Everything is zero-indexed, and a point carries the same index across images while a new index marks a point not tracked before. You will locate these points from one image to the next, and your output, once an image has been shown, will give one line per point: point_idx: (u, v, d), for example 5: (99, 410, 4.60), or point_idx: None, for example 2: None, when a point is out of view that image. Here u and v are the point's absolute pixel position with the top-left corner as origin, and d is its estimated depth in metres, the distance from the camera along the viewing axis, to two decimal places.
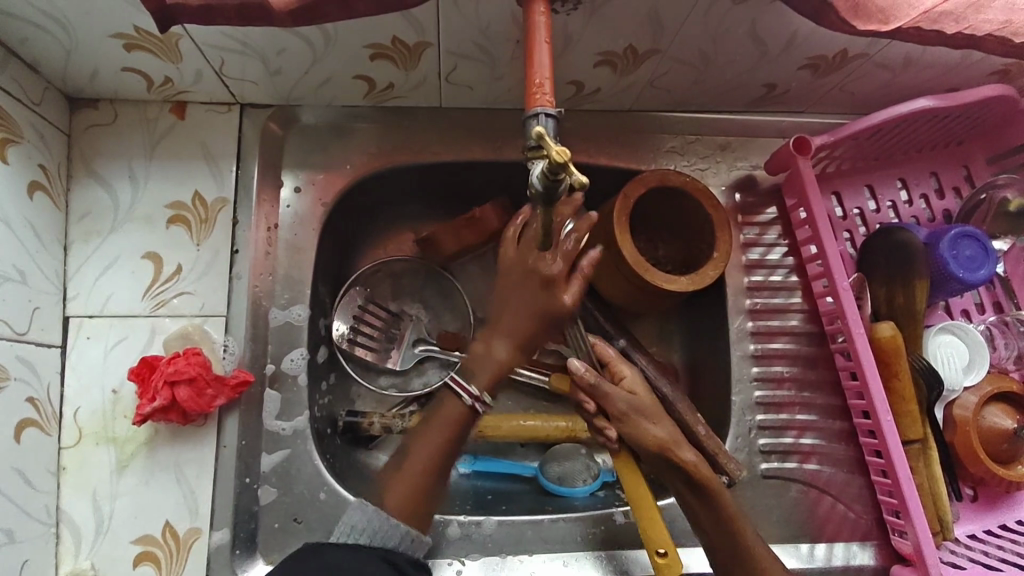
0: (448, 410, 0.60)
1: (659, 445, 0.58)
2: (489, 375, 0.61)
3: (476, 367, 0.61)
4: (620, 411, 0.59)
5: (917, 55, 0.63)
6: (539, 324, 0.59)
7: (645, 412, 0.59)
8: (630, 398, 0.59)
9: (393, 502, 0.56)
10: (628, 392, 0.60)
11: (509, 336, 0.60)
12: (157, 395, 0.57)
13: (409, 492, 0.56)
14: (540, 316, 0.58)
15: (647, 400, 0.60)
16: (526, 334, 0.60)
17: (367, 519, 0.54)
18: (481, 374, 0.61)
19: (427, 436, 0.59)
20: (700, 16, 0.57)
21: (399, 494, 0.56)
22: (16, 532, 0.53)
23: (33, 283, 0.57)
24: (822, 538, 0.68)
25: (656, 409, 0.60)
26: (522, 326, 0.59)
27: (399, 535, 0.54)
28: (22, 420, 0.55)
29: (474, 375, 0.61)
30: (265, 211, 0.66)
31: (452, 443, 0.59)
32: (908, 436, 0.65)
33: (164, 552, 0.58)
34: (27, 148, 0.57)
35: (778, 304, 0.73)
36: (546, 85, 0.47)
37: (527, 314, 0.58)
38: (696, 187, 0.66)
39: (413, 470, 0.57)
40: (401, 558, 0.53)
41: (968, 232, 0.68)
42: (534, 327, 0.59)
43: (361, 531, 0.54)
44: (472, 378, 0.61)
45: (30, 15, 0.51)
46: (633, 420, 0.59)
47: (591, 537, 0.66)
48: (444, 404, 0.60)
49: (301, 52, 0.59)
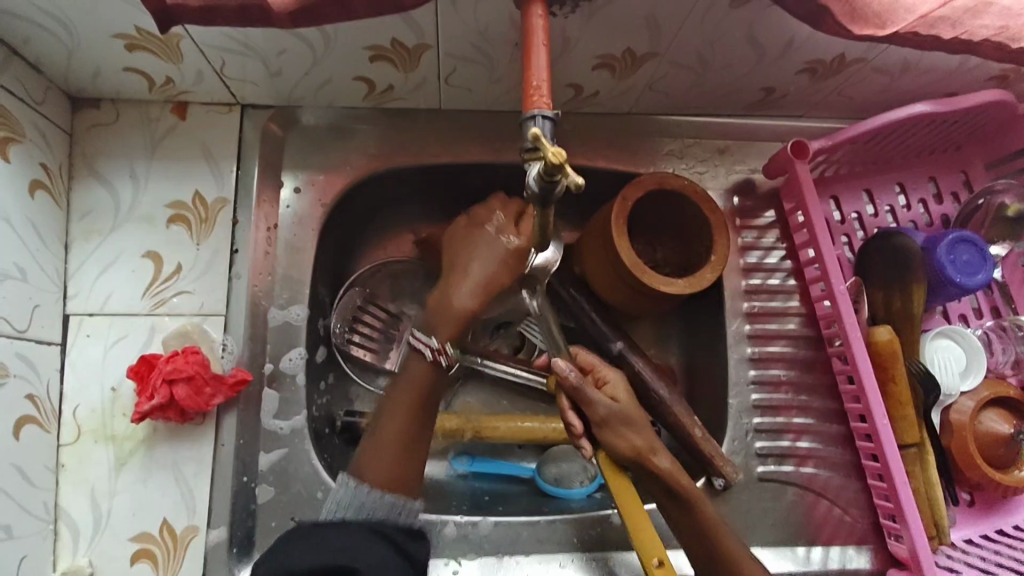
0: (414, 373, 0.60)
1: (635, 454, 0.55)
2: (452, 324, 0.62)
3: (442, 321, 0.62)
4: (601, 417, 0.55)
5: (914, 60, 0.64)
6: (502, 265, 0.62)
7: (627, 422, 0.56)
8: (612, 406, 0.56)
9: (372, 472, 0.56)
10: (611, 399, 0.57)
11: (472, 282, 0.62)
12: (155, 393, 0.58)
13: (388, 458, 0.57)
14: (503, 260, 0.62)
15: (628, 404, 0.57)
16: (494, 283, 0.62)
17: (352, 495, 0.55)
18: (445, 327, 0.62)
19: (397, 402, 0.59)
20: (697, 21, 0.57)
21: (376, 462, 0.56)
22: (14, 528, 0.53)
23: (34, 281, 0.58)
24: (818, 541, 0.68)
25: (638, 415, 0.57)
26: (487, 275, 0.62)
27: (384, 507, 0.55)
28: (22, 417, 0.55)
29: (437, 330, 0.61)
30: (265, 211, 0.67)
31: (423, 407, 0.60)
32: (904, 440, 0.65)
33: (162, 549, 0.59)
34: (28, 147, 0.58)
35: (776, 307, 0.73)
36: (542, 87, 0.47)
37: (488, 263, 0.62)
38: (694, 191, 0.66)
39: (388, 432, 0.58)
40: (392, 529, 0.54)
41: (965, 237, 0.69)
42: (499, 276, 0.62)
43: (347, 507, 0.55)
44: (435, 332, 0.62)
45: (32, 15, 0.52)
46: (613, 429, 0.56)
47: (587, 539, 0.66)
48: (410, 367, 0.61)
49: (301, 54, 0.59)
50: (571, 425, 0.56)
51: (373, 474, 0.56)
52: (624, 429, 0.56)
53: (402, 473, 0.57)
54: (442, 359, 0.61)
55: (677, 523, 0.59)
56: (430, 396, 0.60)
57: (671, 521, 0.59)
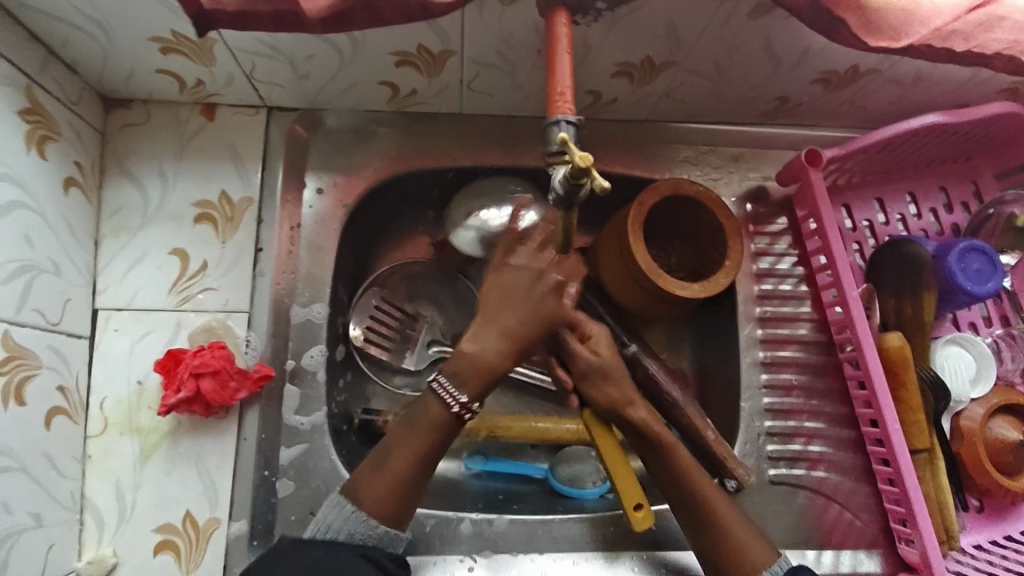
0: (431, 416, 0.57)
1: (613, 405, 0.59)
2: (477, 379, 0.58)
3: (466, 373, 0.58)
4: (581, 371, 0.59)
5: (927, 71, 0.65)
6: (539, 326, 0.59)
7: (603, 376, 0.59)
8: (593, 360, 0.59)
9: (371, 505, 0.55)
10: (593, 353, 0.60)
11: (508, 335, 0.58)
12: (182, 387, 0.59)
13: (387, 488, 0.55)
14: (533, 308, 0.58)
15: (603, 360, 0.59)
16: (526, 338, 0.58)
17: (347, 520, 0.54)
18: (471, 380, 0.58)
19: (409, 433, 0.57)
20: (716, 31, 0.59)
21: (374, 492, 0.55)
22: (43, 516, 0.54)
23: (65, 275, 0.59)
24: (828, 545, 0.69)
25: (617, 369, 0.60)
26: (516, 326, 0.58)
27: (375, 535, 0.55)
28: (53, 408, 0.56)
29: (463, 383, 0.57)
30: (288, 211, 0.68)
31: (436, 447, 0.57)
32: (915, 444, 0.66)
33: (184, 541, 0.60)
34: (63, 146, 0.59)
35: (788, 312, 0.74)
36: (567, 93, 0.49)
37: (519, 311, 0.58)
38: (709, 197, 0.67)
39: (394, 467, 0.56)
40: (384, 557, 0.54)
41: (976, 246, 0.69)
42: (529, 327, 0.58)
43: (339, 528, 0.54)
44: (463, 387, 0.57)
45: (73, 18, 0.53)
46: (592, 383, 0.59)
47: (601, 538, 0.67)
48: (426, 407, 0.58)
49: (329, 58, 0.61)
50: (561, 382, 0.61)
51: (368, 505, 0.55)
52: (608, 385, 0.59)
53: (398, 506, 0.56)
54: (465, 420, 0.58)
55: (692, 520, 0.60)
56: (445, 438, 0.58)
57: (682, 516, 0.61)
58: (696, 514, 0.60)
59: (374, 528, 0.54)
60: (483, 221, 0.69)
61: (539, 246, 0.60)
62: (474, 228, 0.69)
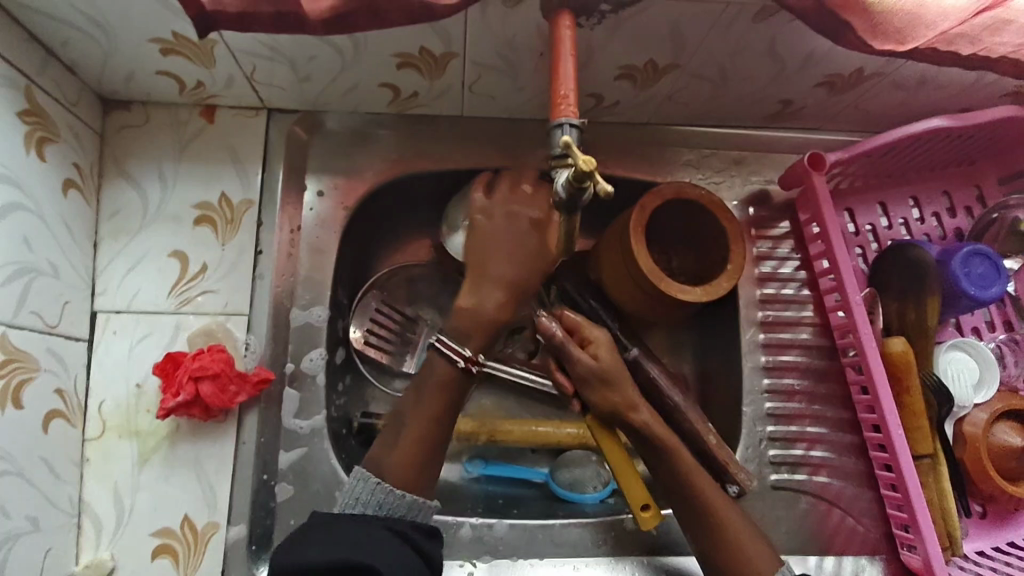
0: (440, 377, 0.60)
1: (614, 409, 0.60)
2: (479, 330, 0.61)
3: (468, 326, 0.61)
4: (581, 376, 0.61)
5: (931, 75, 0.65)
6: (531, 271, 0.61)
7: (605, 380, 0.60)
8: (591, 365, 0.60)
9: (392, 473, 0.56)
10: (592, 358, 0.61)
11: (503, 286, 0.61)
12: (181, 390, 0.59)
13: (411, 458, 0.57)
14: (525, 259, 0.61)
15: (602, 364, 0.60)
16: (522, 285, 0.61)
17: (371, 493, 0.54)
18: (475, 334, 0.61)
19: (421, 400, 0.59)
20: (720, 34, 0.58)
21: (398, 461, 0.56)
22: (41, 520, 0.54)
23: (64, 278, 0.59)
24: (830, 551, 0.69)
25: (618, 370, 0.61)
26: (512, 276, 0.61)
27: (402, 506, 0.55)
28: (50, 411, 0.56)
29: (466, 337, 0.61)
30: (288, 214, 0.68)
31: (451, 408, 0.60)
32: (918, 450, 0.65)
33: (182, 545, 0.59)
34: (63, 147, 0.59)
35: (790, 317, 0.74)
36: (570, 96, 0.49)
37: (509, 263, 0.60)
38: (712, 201, 0.67)
39: (416, 437, 0.58)
40: (408, 527, 0.54)
41: (980, 250, 0.69)
42: (524, 275, 0.61)
43: (366, 501, 0.54)
44: (466, 341, 0.61)
45: (74, 20, 0.53)
46: (593, 388, 0.60)
47: (602, 543, 0.66)
48: (434, 370, 0.60)
49: (330, 60, 0.60)
50: (561, 387, 0.63)
51: (392, 474, 0.56)
52: (606, 389, 0.60)
53: (421, 472, 0.57)
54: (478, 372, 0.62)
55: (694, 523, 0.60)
56: (457, 396, 0.61)
57: (683, 520, 0.61)
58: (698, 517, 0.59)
59: (400, 497, 0.55)
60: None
61: (508, 196, 0.62)
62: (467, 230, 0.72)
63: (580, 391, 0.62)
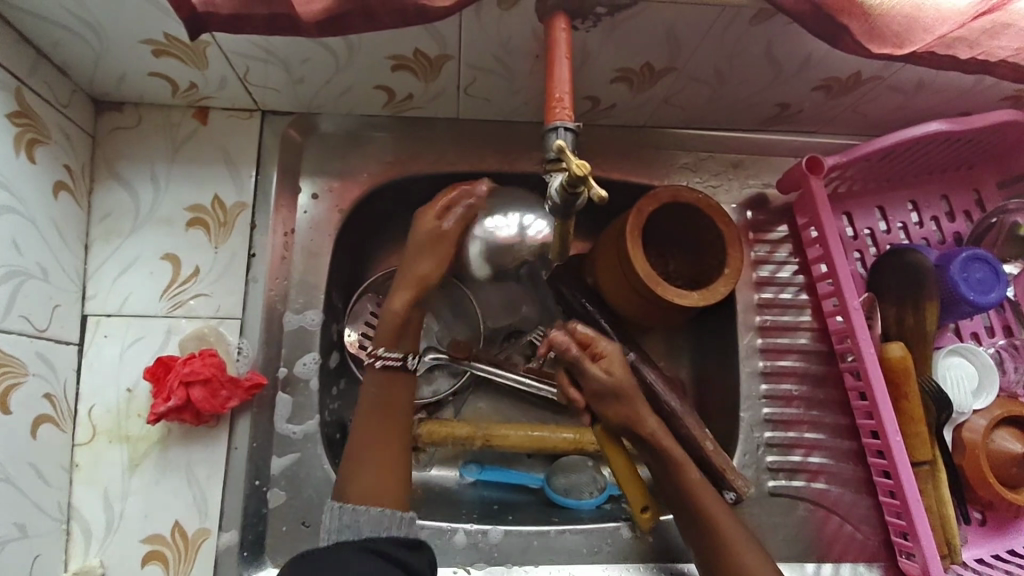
0: (374, 386, 0.60)
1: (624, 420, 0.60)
2: (393, 326, 0.61)
3: (383, 324, 0.61)
4: (593, 392, 0.60)
5: (929, 79, 0.64)
6: (430, 264, 0.62)
7: (615, 396, 0.59)
8: (604, 381, 0.59)
9: (357, 494, 0.55)
10: (604, 373, 0.59)
11: (406, 283, 0.62)
12: (171, 395, 0.58)
13: (372, 473, 0.56)
14: (430, 254, 0.62)
15: (612, 377, 0.59)
16: (424, 277, 0.62)
17: (338, 518, 0.54)
18: (385, 330, 0.61)
19: (370, 416, 0.59)
20: (716, 37, 0.58)
21: (360, 477, 0.56)
22: (28, 527, 0.53)
23: (54, 281, 0.58)
24: (828, 558, 0.68)
25: (628, 382, 0.60)
26: (421, 271, 0.62)
27: (370, 521, 0.54)
28: (39, 416, 0.55)
29: (378, 334, 0.61)
30: (282, 217, 0.67)
31: (389, 411, 0.59)
32: (916, 457, 0.65)
33: (172, 552, 0.59)
34: (53, 149, 0.59)
35: (787, 322, 0.73)
36: (565, 99, 0.48)
37: (417, 258, 0.62)
38: (708, 205, 0.66)
39: (372, 452, 0.57)
40: (384, 544, 0.52)
41: (979, 255, 0.68)
42: (431, 268, 0.62)
43: (337, 531, 0.54)
44: (377, 338, 0.61)
45: (64, 20, 0.53)
46: (604, 403, 0.60)
47: (599, 549, 0.65)
48: (372, 381, 0.60)
49: (324, 62, 0.60)
50: (572, 400, 0.61)
51: (354, 492, 0.55)
52: (619, 404, 0.60)
53: (384, 490, 0.56)
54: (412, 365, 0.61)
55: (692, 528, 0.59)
56: (395, 400, 0.60)
57: (683, 526, 0.60)
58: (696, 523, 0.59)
59: (364, 512, 0.54)
60: (490, 230, 0.63)
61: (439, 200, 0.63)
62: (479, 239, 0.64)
63: (591, 404, 0.61)
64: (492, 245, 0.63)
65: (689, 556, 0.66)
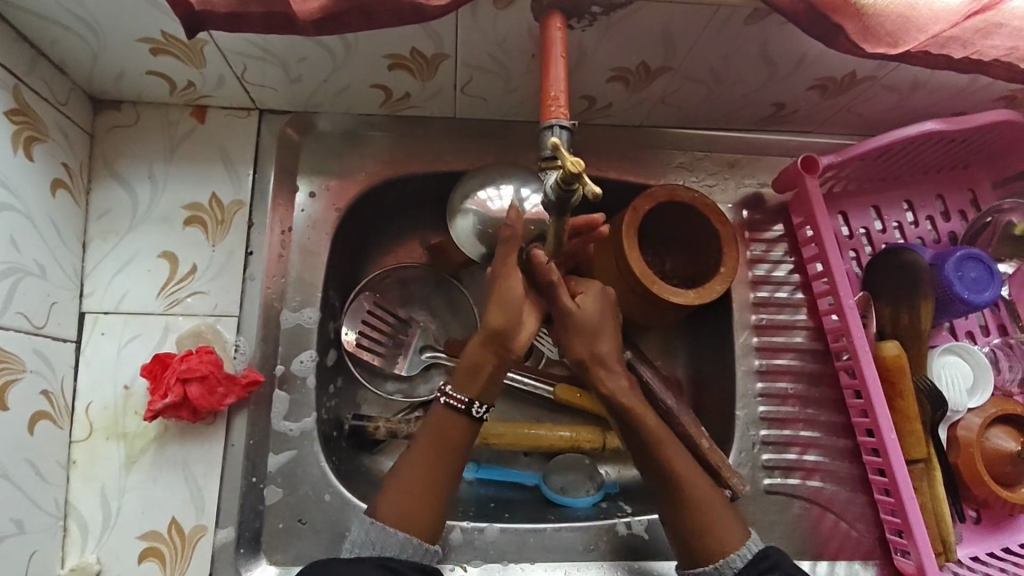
0: (436, 424, 0.58)
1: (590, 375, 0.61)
2: (483, 375, 0.58)
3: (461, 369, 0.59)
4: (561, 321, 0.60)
5: (924, 79, 0.64)
6: (501, 316, 0.57)
7: (580, 331, 0.60)
8: (572, 313, 0.59)
9: (389, 514, 0.54)
10: (575, 305, 0.60)
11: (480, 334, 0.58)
12: (169, 392, 0.58)
13: (408, 500, 0.55)
14: (505, 304, 0.56)
15: (585, 316, 0.60)
16: (499, 329, 0.57)
17: (365, 534, 0.54)
18: (470, 379, 0.58)
19: (424, 450, 0.57)
20: (712, 36, 0.58)
21: (398, 499, 0.55)
22: (25, 523, 0.54)
23: (52, 278, 0.58)
24: (823, 556, 0.68)
25: (603, 320, 0.61)
26: (500, 322, 0.57)
27: (396, 545, 0.53)
28: (36, 413, 0.56)
29: (459, 381, 0.59)
30: (280, 215, 0.67)
31: (445, 455, 0.57)
32: (911, 455, 0.65)
33: (169, 548, 0.59)
34: (52, 147, 0.59)
35: (783, 320, 0.74)
36: (560, 98, 0.49)
37: (501, 306, 0.56)
38: (705, 204, 0.67)
39: (415, 482, 0.56)
40: (403, 564, 0.52)
41: (973, 254, 0.69)
42: (507, 323, 0.57)
43: (361, 546, 0.53)
44: (461, 387, 0.59)
45: (61, 18, 0.53)
46: (568, 334, 0.60)
47: (594, 547, 0.66)
48: (436, 416, 0.59)
49: (321, 61, 0.60)
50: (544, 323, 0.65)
51: (387, 512, 0.54)
52: (581, 340, 0.60)
53: (421, 516, 0.55)
54: (477, 412, 0.58)
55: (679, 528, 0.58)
56: (454, 443, 0.58)
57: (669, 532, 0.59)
58: (689, 521, 0.57)
59: (393, 535, 0.53)
60: (484, 202, 0.61)
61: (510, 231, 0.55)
62: (473, 211, 0.62)
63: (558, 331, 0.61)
64: (482, 219, 0.61)
65: (672, 559, 0.66)
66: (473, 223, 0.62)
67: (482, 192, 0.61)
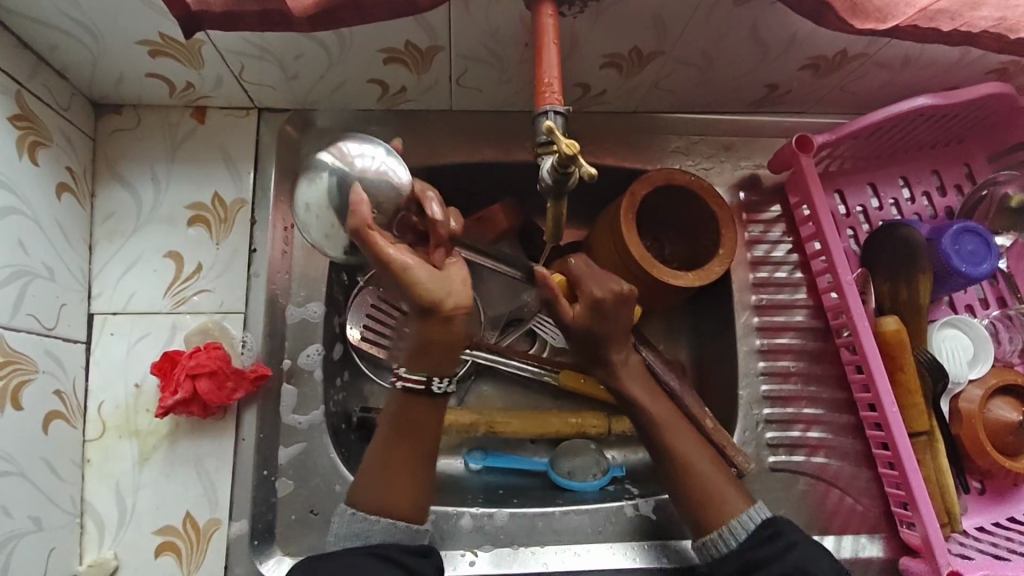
0: (393, 406, 0.57)
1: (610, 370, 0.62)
2: (438, 356, 0.54)
3: (412, 355, 0.55)
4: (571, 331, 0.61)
5: (915, 54, 0.65)
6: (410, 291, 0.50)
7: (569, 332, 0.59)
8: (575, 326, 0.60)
9: (366, 501, 0.55)
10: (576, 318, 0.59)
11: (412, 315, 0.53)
12: (179, 388, 0.59)
13: (383, 486, 0.55)
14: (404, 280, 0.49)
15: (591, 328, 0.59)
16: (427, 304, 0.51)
17: (348, 524, 0.55)
18: (421, 359, 0.55)
19: (387, 433, 0.57)
20: (702, 18, 0.59)
21: (373, 487, 0.55)
22: (43, 520, 0.55)
23: (60, 280, 0.59)
24: (830, 531, 0.69)
25: (614, 327, 0.60)
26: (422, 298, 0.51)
27: (383, 531, 0.54)
28: (50, 412, 0.57)
29: (412, 363, 0.55)
30: (281, 210, 0.68)
31: (404, 432, 0.56)
32: (914, 427, 0.65)
33: (184, 542, 0.60)
34: (55, 152, 0.60)
35: (784, 299, 0.74)
36: (554, 84, 0.50)
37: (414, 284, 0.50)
38: (702, 187, 0.67)
39: (391, 468, 0.56)
40: (398, 552, 0.53)
41: (970, 227, 0.70)
42: (434, 292, 0.50)
43: (346, 537, 0.54)
44: (411, 368, 0.56)
45: (62, 24, 0.54)
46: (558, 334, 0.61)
47: (602, 529, 0.66)
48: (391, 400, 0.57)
49: (317, 57, 0.61)
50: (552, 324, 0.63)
51: (366, 501, 0.55)
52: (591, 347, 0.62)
53: (402, 502, 0.55)
54: (437, 387, 0.56)
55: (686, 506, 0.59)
56: (413, 419, 0.56)
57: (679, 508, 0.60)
58: (687, 498, 0.59)
59: (376, 523, 0.54)
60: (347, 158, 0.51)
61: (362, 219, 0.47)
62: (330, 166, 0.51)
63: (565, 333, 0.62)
64: (337, 176, 0.51)
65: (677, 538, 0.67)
66: (326, 181, 0.51)
67: (342, 146, 0.51)
